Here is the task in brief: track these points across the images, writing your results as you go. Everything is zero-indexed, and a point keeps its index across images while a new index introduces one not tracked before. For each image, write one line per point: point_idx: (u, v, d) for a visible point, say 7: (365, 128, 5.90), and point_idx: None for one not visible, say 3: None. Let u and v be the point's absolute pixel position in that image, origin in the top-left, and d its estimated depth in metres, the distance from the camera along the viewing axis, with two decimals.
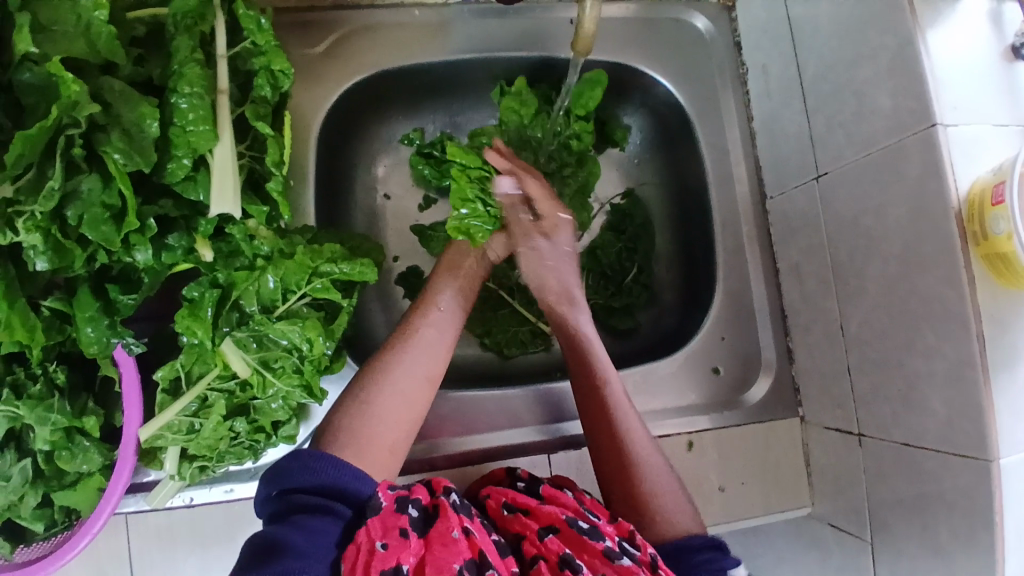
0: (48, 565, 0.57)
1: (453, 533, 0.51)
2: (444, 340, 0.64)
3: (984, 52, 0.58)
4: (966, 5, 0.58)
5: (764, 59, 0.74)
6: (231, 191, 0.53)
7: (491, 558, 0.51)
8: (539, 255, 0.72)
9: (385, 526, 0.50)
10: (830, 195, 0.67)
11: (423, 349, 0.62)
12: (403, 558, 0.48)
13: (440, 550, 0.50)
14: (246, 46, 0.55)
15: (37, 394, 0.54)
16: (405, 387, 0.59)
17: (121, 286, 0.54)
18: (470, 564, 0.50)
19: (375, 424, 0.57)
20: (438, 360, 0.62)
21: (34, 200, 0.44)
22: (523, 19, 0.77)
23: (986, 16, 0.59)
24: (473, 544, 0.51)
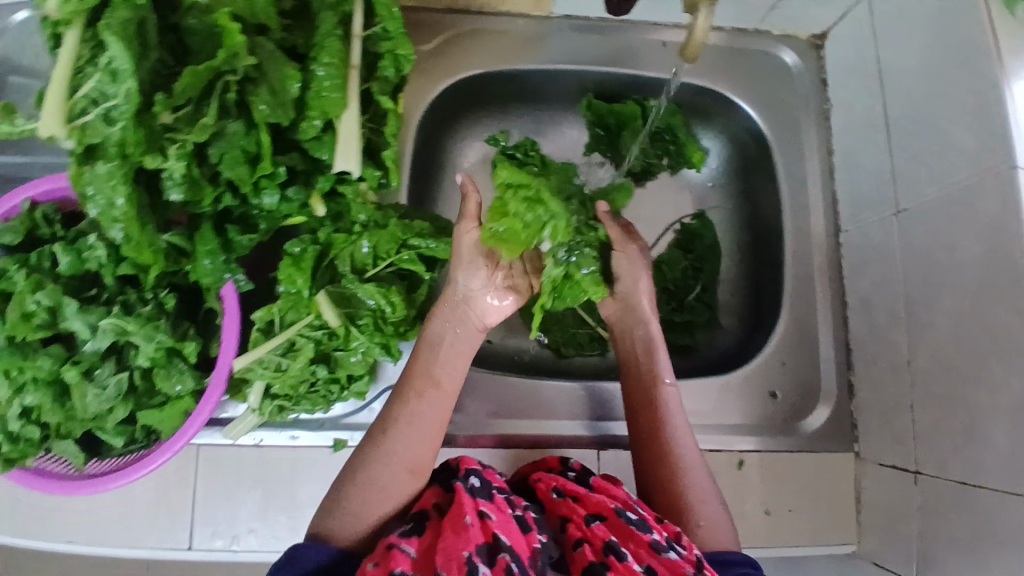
0: (117, 478, 0.60)
1: (466, 520, 0.52)
2: (427, 428, 0.61)
3: None
4: None
5: (849, 96, 0.77)
6: (355, 154, 0.57)
7: (504, 539, 0.51)
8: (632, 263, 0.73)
9: (376, 549, 0.52)
10: (906, 230, 0.69)
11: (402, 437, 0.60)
12: (398, 563, 0.49)
13: (451, 537, 0.51)
14: (377, 31, 0.60)
15: (147, 314, 0.59)
16: (385, 482, 0.58)
17: (240, 227, 0.59)
18: (483, 549, 0.51)
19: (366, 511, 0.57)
20: (427, 446, 0.61)
21: (190, 129, 0.49)
22: (618, 38, 0.82)
23: None
24: (486, 527, 0.52)
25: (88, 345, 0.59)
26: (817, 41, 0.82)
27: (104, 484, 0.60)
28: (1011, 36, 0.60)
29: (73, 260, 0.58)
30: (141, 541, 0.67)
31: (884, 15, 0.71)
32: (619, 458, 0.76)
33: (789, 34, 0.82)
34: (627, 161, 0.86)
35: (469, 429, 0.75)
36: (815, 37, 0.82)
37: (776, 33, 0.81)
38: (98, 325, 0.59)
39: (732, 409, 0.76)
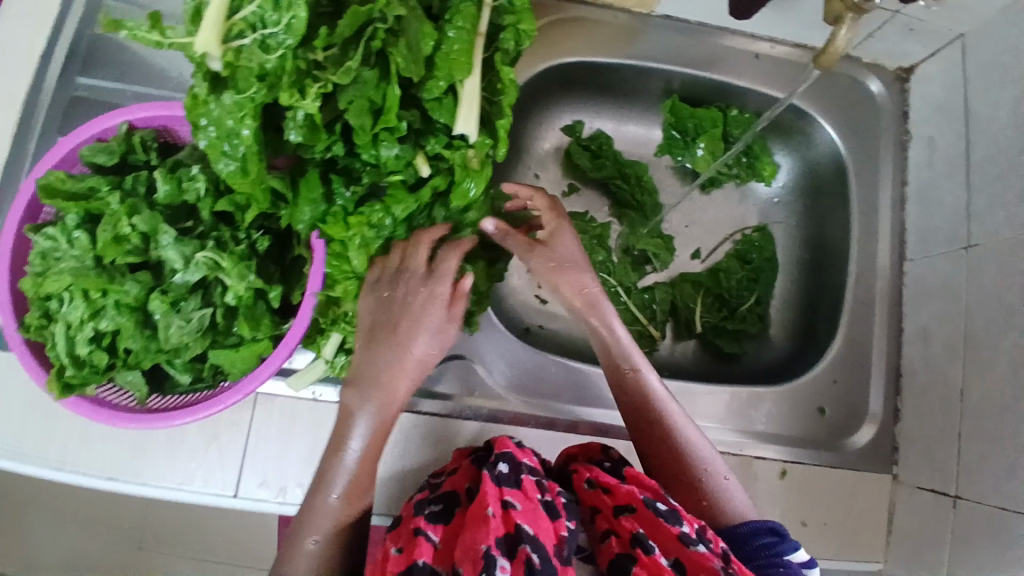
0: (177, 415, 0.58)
1: (487, 511, 0.51)
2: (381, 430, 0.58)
3: None
4: None
5: (932, 131, 0.79)
6: (475, 117, 0.57)
7: (527, 530, 0.50)
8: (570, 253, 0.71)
9: (401, 534, 0.54)
10: (976, 267, 0.71)
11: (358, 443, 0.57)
12: (419, 554, 0.50)
13: (471, 533, 0.50)
14: (503, 4, 0.60)
15: (239, 253, 0.58)
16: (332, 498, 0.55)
17: (344, 178, 0.58)
18: (503, 541, 0.50)
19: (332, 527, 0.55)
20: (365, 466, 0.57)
21: (334, 70, 0.48)
22: (710, 44, 0.82)
23: None
24: (508, 518, 0.51)
25: (179, 276, 0.58)
26: (902, 73, 0.83)
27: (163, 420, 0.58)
28: None
29: (173, 189, 0.58)
30: (187, 484, 0.65)
31: (976, 58, 0.73)
32: None
33: (878, 64, 0.83)
34: (705, 168, 0.87)
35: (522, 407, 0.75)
36: (901, 70, 0.83)
37: (867, 60, 0.82)
38: (192, 256, 0.58)
39: (776, 420, 0.78)
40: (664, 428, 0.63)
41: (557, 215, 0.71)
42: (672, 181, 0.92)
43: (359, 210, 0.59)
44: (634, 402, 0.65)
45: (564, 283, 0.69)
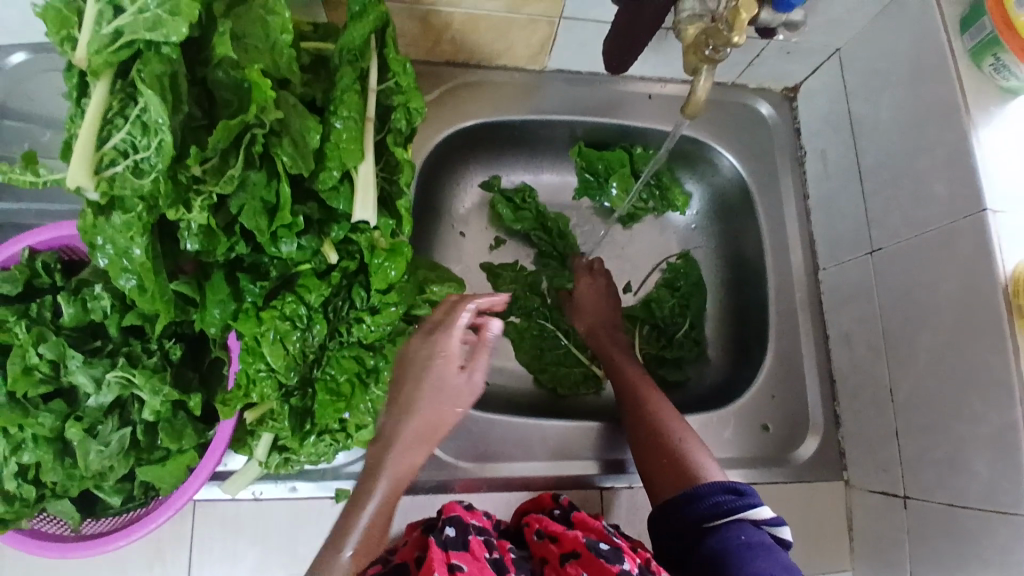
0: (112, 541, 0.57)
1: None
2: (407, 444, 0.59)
3: None
4: (1012, 109, 0.67)
5: (823, 145, 0.83)
6: (372, 200, 0.58)
7: None
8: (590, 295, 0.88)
9: None
10: (883, 269, 0.74)
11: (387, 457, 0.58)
12: None
13: None
14: (390, 86, 0.62)
15: (152, 366, 0.58)
16: (366, 506, 0.56)
17: (251, 275, 0.57)
18: None
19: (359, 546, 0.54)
20: (405, 472, 0.58)
21: (216, 181, 0.49)
22: (606, 90, 0.86)
23: None
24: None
25: (92, 399, 0.58)
26: (789, 93, 0.88)
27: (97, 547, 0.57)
28: (977, 93, 0.66)
29: (78, 311, 0.57)
30: None
31: (853, 72, 0.78)
32: None
33: (764, 88, 0.88)
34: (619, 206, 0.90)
35: (471, 472, 0.75)
36: (787, 90, 0.88)
37: (752, 86, 0.88)
38: (104, 378, 0.57)
39: (727, 444, 0.79)
40: (646, 407, 0.74)
41: (595, 273, 0.89)
42: (594, 221, 0.95)
43: (270, 305, 0.57)
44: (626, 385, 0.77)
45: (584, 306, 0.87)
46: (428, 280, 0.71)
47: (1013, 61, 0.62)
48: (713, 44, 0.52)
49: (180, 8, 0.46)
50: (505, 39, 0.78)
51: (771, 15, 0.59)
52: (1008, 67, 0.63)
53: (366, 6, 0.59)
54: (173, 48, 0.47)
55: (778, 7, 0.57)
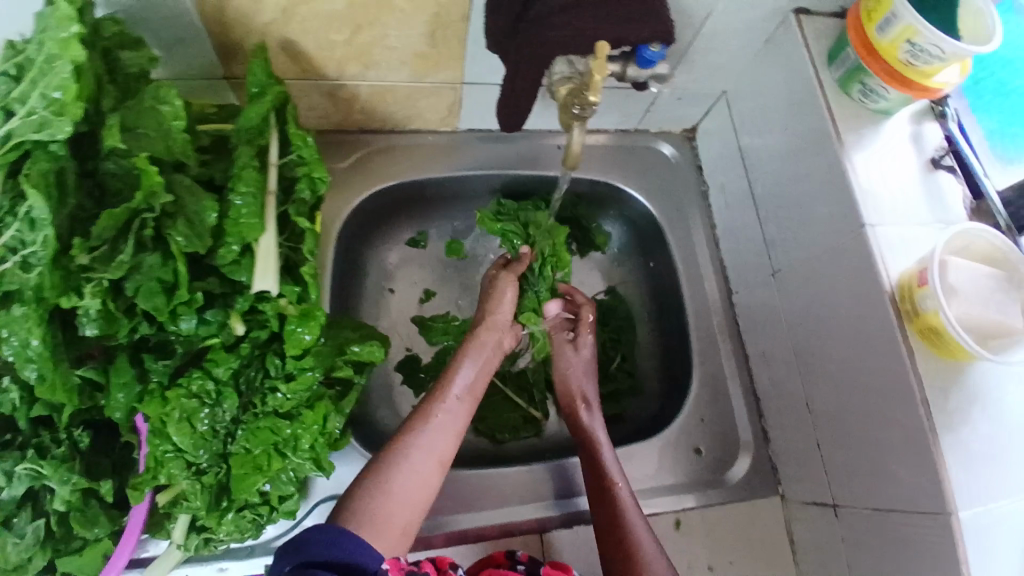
0: None
1: None
2: (456, 424, 0.65)
3: (910, 168, 0.71)
4: (890, 128, 0.72)
5: (722, 178, 0.89)
6: (273, 270, 0.62)
7: None
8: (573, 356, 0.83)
9: None
10: (786, 287, 0.78)
11: (436, 431, 0.63)
12: None
13: None
14: (293, 158, 0.65)
15: (61, 455, 0.57)
16: (421, 466, 0.60)
17: (156, 354, 0.61)
18: None
19: (392, 505, 0.57)
20: (450, 443, 0.63)
21: (106, 268, 0.51)
22: (520, 145, 0.90)
23: (909, 136, 0.72)
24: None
25: (3, 493, 0.56)
26: (688, 134, 0.95)
27: None
28: (848, 118, 0.71)
29: None
30: None
31: (740, 109, 0.84)
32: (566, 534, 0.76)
33: (666, 131, 0.94)
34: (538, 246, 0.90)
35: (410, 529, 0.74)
36: (686, 131, 0.95)
37: (654, 130, 0.93)
38: (14, 471, 0.55)
39: (663, 472, 0.80)
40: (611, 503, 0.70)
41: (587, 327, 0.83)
42: None
43: (175, 384, 0.60)
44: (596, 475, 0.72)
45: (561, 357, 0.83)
46: (350, 342, 0.72)
47: (880, 85, 0.68)
48: (578, 103, 0.59)
49: (66, 108, 0.48)
50: (411, 108, 0.82)
51: (635, 71, 0.67)
52: (876, 90, 0.69)
53: (264, 88, 0.62)
54: (60, 145, 0.49)
55: (641, 63, 0.66)
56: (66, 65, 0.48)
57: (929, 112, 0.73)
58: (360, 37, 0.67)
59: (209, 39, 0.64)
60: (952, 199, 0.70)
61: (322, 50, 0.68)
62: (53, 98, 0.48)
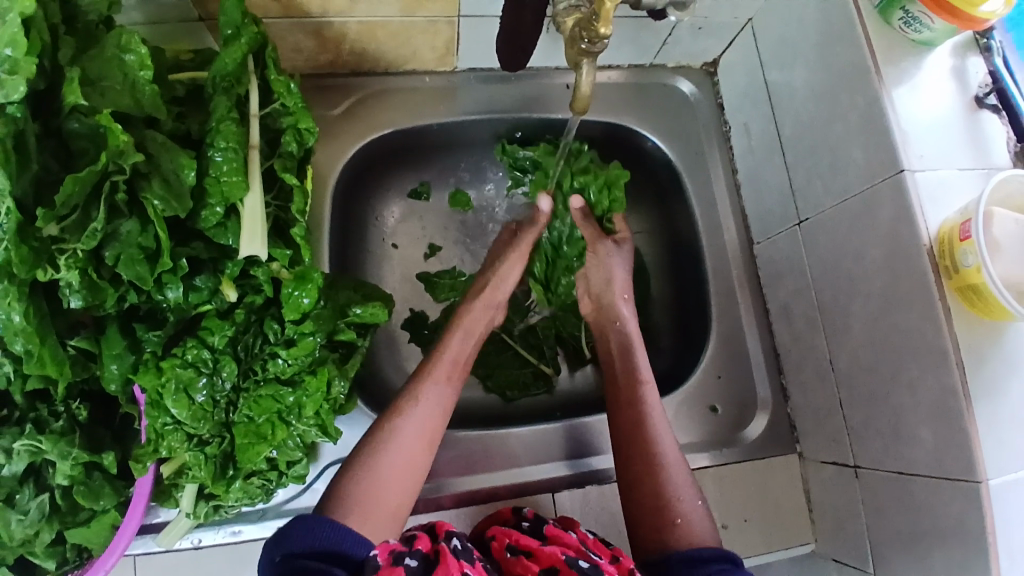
0: None
1: None
2: (439, 406, 0.64)
3: (952, 107, 0.64)
4: (932, 63, 0.65)
5: (744, 119, 0.82)
6: (260, 233, 0.57)
7: None
8: (609, 259, 0.79)
9: None
10: (811, 239, 0.73)
11: (420, 412, 0.62)
12: None
13: None
14: (277, 108, 0.61)
15: (59, 430, 0.56)
16: (404, 445, 0.59)
17: (148, 323, 0.57)
18: None
19: (376, 486, 0.56)
20: (435, 421, 0.62)
21: (78, 238, 0.48)
22: (524, 84, 0.84)
23: (951, 71, 0.65)
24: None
25: (4, 470, 0.55)
26: (709, 68, 0.87)
27: None
28: (886, 51, 0.64)
29: None
30: None
31: (766, 38, 0.76)
32: (576, 495, 0.75)
33: (684, 65, 0.87)
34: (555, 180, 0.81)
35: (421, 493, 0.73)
36: (706, 66, 0.87)
37: (671, 65, 0.86)
38: (13, 447, 0.54)
39: (676, 428, 0.78)
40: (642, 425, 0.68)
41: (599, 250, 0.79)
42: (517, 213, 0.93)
43: (170, 354, 0.57)
44: (631, 410, 0.69)
45: (595, 267, 0.79)
46: (351, 303, 0.68)
47: (923, 12, 0.60)
48: (587, 37, 0.52)
49: (18, 65, 0.43)
50: (406, 46, 0.76)
51: None
52: (918, 18, 0.61)
53: (238, 28, 0.57)
54: (17, 106, 0.44)
55: None
56: (15, 19, 0.43)
57: (974, 45, 0.65)
58: None
59: None
60: (997, 143, 0.64)
61: None
62: (1, 54, 0.43)
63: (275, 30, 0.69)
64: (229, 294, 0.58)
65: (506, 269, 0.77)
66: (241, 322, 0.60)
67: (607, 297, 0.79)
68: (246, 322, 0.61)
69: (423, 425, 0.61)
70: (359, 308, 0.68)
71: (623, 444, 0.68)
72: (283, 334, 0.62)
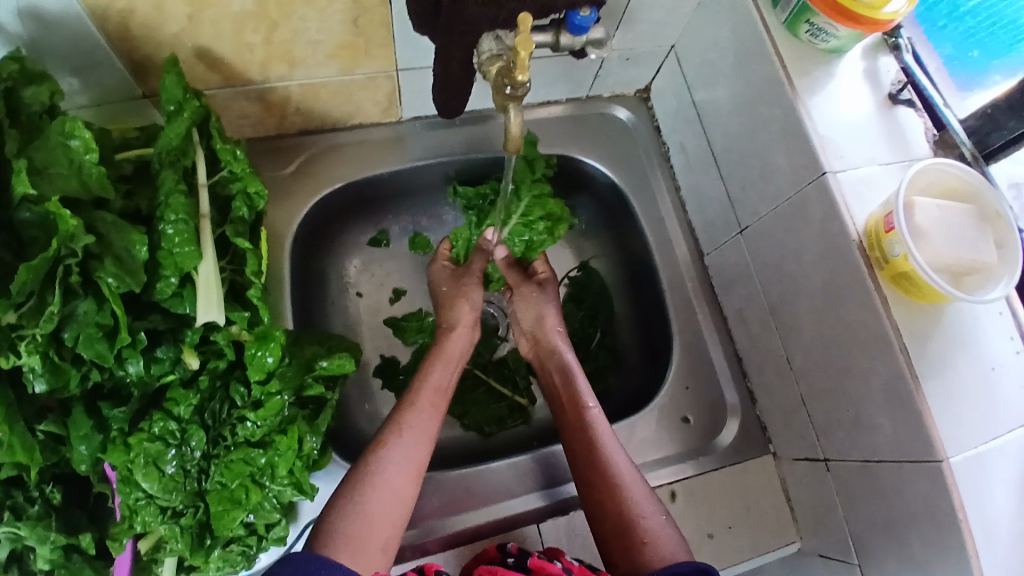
0: None
1: None
2: (426, 434, 0.68)
3: (865, 108, 0.68)
4: (842, 68, 0.69)
5: (679, 138, 0.86)
6: (215, 300, 0.58)
7: None
8: (533, 299, 0.86)
9: None
10: (754, 244, 0.76)
11: (407, 443, 0.66)
12: None
13: None
14: (225, 175, 0.63)
15: (36, 514, 0.56)
16: (393, 478, 0.64)
17: (112, 400, 0.58)
18: None
19: (366, 522, 0.61)
20: (421, 451, 0.67)
21: (35, 322, 0.48)
22: (469, 127, 0.87)
23: (862, 73, 0.69)
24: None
25: None
26: (642, 94, 0.91)
27: None
28: (796, 63, 0.68)
29: None
30: None
31: (690, 61, 0.80)
32: (561, 521, 0.75)
33: (619, 94, 0.90)
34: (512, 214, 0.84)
35: (405, 538, 0.73)
36: (640, 92, 0.91)
37: (606, 95, 0.90)
38: None
39: (651, 443, 0.79)
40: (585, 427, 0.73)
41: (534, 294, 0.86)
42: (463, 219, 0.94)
43: (137, 428, 0.57)
44: (582, 435, 0.73)
45: (526, 309, 0.85)
46: (317, 357, 0.69)
47: (827, 23, 0.64)
48: (509, 83, 0.55)
49: None
50: (349, 102, 0.78)
51: (569, 39, 0.63)
52: (824, 29, 0.65)
53: (181, 103, 0.59)
54: None
55: (573, 30, 0.62)
56: None
57: (883, 45, 0.70)
58: (276, 35, 0.64)
59: (118, 58, 0.61)
60: (913, 131, 0.68)
61: (240, 53, 0.65)
62: None
63: (217, 99, 0.71)
64: (192, 360, 0.59)
65: (472, 295, 0.84)
66: (207, 389, 0.61)
67: (543, 338, 0.83)
68: (212, 388, 0.62)
69: (412, 455, 0.66)
70: (324, 360, 0.68)
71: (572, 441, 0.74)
72: (251, 396, 0.63)
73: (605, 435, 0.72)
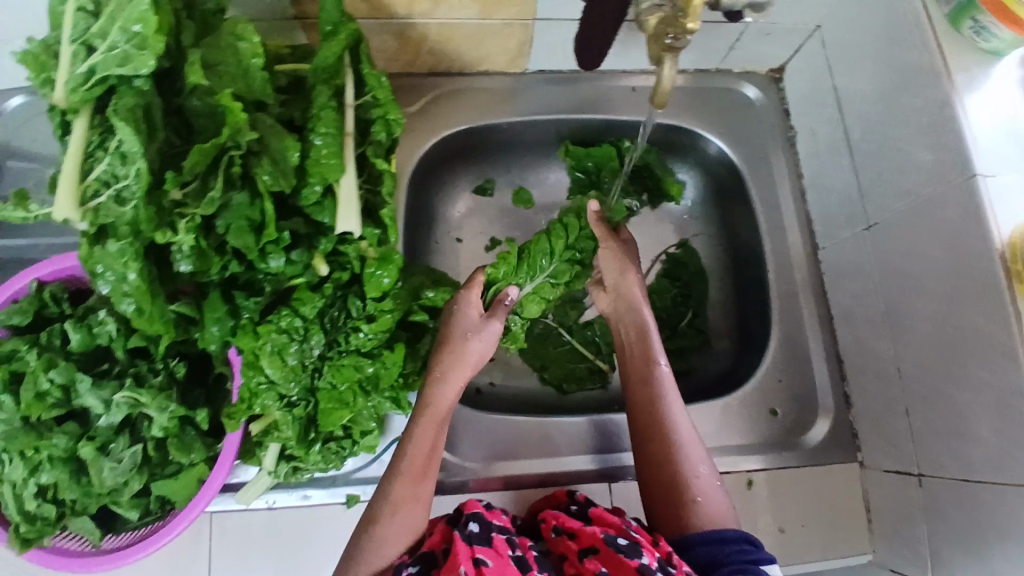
0: (131, 555, 0.61)
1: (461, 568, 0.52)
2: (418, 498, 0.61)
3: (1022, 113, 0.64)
4: (1000, 71, 0.64)
5: (811, 123, 0.83)
6: (355, 212, 0.61)
7: None
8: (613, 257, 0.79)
9: None
10: (880, 242, 0.73)
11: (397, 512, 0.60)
12: None
13: None
14: (368, 99, 0.65)
15: (158, 385, 0.61)
16: (390, 542, 0.58)
17: (246, 292, 0.61)
18: None
19: None
20: (416, 510, 0.61)
21: (197, 203, 0.52)
22: (588, 86, 0.87)
23: (1017, 81, 0.65)
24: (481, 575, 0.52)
25: (103, 419, 0.61)
26: (774, 75, 0.88)
27: (117, 562, 0.61)
28: (955, 56, 0.64)
29: (85, 336, 0.61)
30: None
31: (834, 46, 0.77)
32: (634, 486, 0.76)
33: (749, 72, 0.88)
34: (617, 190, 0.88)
35: (478, 473, 0.75)
36: (773, 72, 0.88)
37: (737, 70, 0.88)
38: (112, 398, 0.60)
39: (734, 428, 0.78)
40: (654, 402, 0.70)
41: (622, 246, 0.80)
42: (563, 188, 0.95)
43: (265, 319, 0.61)
44: (647, 390, 0.72)
45: (611, 262, 0.79)
46: (424, 286, 0.72)
47: (992, 22, 0.61)
48: (672, 32, 0.53)
49: (147, 42, 0.48)
50: (481, 47, 0.80)
51: None
52: (987, 28, 0.62)
53: (337, 25, 0.61)
54: (143, 80, 0.50)
55: None
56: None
57: None
58: None
59: None
60: None
61: None
62: (133, 31, 0.48)
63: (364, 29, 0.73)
64: (324, 268, 0.62)
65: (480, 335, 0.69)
66: (329, 296, 0.64)
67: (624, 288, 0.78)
68: (330, 297, 0.64)
69: (409, 516, 0.60)
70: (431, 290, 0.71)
71: (636, 413, 0.71)
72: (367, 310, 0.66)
73: (673, 403, 0.70)
